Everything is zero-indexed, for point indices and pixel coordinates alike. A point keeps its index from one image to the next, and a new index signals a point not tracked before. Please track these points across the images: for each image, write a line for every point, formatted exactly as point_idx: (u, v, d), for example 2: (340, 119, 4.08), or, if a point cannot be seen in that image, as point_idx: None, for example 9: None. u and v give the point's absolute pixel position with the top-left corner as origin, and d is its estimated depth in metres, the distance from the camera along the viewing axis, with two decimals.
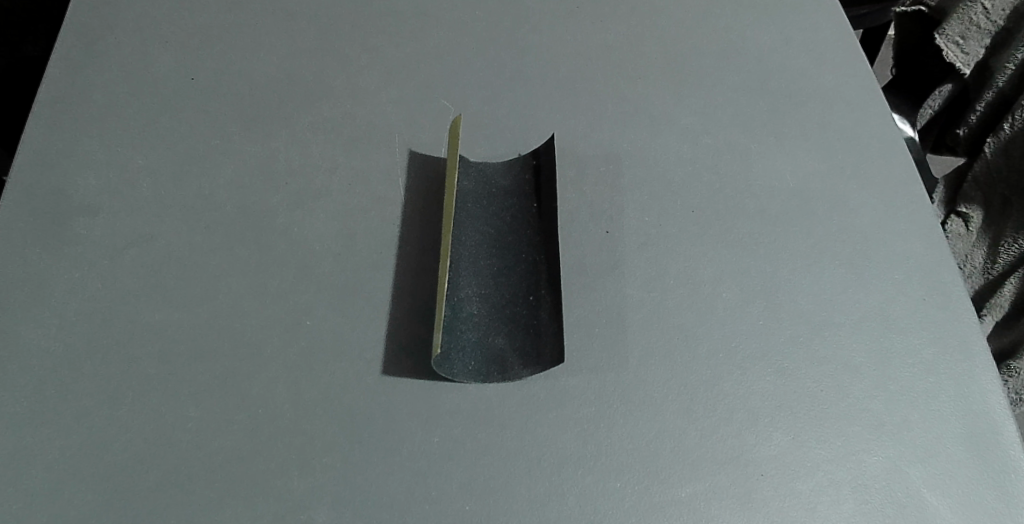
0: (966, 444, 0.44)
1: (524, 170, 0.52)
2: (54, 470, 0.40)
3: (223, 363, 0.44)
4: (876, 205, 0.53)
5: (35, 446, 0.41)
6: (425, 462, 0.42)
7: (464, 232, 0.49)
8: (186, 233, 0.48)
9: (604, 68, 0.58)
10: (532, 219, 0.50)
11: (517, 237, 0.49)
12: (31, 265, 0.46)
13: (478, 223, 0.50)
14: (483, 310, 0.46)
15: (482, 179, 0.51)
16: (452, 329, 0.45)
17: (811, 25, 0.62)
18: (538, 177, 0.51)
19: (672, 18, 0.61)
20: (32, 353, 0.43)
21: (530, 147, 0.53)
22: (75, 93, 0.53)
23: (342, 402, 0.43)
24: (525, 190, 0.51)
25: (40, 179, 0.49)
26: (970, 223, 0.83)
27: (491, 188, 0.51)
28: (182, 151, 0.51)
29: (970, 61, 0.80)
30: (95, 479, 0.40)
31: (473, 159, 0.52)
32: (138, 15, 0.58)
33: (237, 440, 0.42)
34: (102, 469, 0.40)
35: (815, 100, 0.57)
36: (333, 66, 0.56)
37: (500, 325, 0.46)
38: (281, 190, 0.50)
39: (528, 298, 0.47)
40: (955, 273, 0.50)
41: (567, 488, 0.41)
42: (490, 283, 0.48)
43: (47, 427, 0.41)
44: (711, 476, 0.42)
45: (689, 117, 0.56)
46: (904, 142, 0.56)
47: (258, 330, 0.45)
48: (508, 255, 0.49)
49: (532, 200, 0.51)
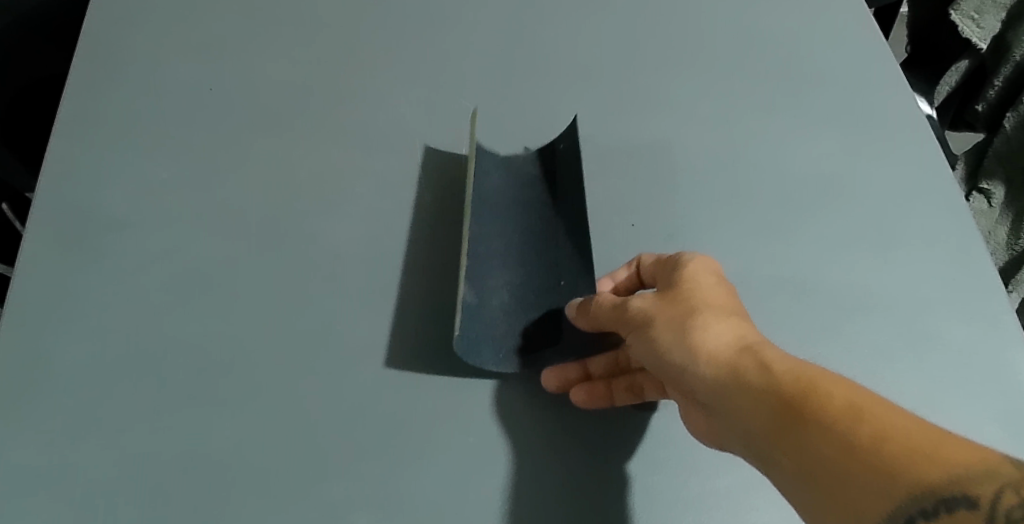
0: (1005, 423, 0.44)
1: (546, 159, 0.52)
2: (79, 480, 0.40)
3: (257, 369, 0.44)
4: (900, 186, 0.52)
5: (58, 458, 0.40)
6: (459, 461, 0.42)
7: (493, 219, 0.49)
8: (214, 243, 0.48)
9: (622, 58, 0.58)
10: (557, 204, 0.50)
11: (541, 224, 0.50)
12: (52, 274, 0.46)
13: (501, 209, 0.49)
14: (512, 297, 0.46)
15: (502, 168, 0.51)
16: (481, 319, 0.44)
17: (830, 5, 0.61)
18: (560, 162, 0.51)
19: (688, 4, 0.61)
20: (56, 363, 0.43)
21: (549, 135, 0.53)
22: (90, 106, 0.53)
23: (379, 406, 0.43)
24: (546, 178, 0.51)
25: (58, 191, 0.49)
26: (992, 200, 0.81)
27: (512, 179, 0.51)
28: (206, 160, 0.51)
29: (986, 36, 0.79)
30: (119, 487, 0.40)
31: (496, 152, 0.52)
32: (150, 24, 0.58)
33: (275, 447, 0.41)
34: (129, 477, 0.40)
35: (835, 82, 0.57)
36: (350, 67, 0.57)
37: (531, 313, 0.46)
38: (305, 196, 0.51)
39: (557, 283, 0.47)
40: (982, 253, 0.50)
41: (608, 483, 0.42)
42: (519, 270, 0.48)
43: (72, 439, 0.41)
44: (747, 467, 0.43)
45: (710, 105, 0.55)
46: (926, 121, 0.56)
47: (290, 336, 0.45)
48: (533, 242, 0.49)
49: (554, 187, 0.51)
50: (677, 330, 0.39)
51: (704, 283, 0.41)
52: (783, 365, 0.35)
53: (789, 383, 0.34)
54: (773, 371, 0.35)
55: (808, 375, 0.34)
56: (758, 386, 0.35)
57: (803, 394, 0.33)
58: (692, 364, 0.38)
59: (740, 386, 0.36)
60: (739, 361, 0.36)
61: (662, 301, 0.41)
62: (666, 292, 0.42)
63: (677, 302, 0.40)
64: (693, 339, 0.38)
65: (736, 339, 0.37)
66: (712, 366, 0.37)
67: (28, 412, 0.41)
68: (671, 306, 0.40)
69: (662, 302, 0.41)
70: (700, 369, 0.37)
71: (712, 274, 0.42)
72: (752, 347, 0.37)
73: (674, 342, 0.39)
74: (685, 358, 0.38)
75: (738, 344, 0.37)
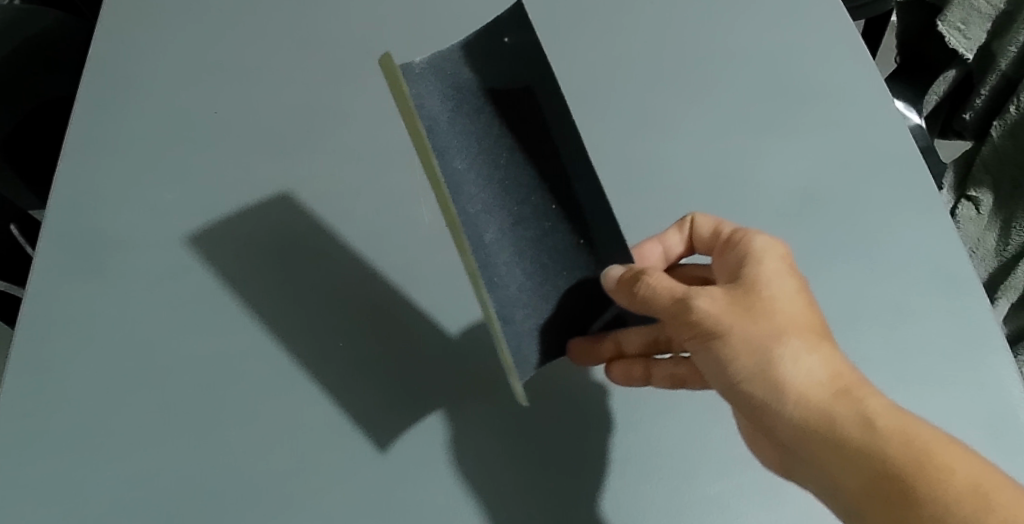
0: (988, 430, 0.46)
1: (510, 74, 0.44)
2: (112, 480, 0.46)
3: (281, 381, 0.49)
4: (880, 195, 0.55)
5: (94, 461, 0.47)
6: (447, 465, 0.47)
7: (477, 186, 0.43)
8: (237, 265, 0.53)
9: (614, 79, 0.62)
10: (550, 134, 0.44)
11: (506, 164, 0.45)
12: (77, 297, 0.52)
13: (463, 168, 0.42)
14: (529, 267, 0.44)
15: (442, 114, 0.42)
16: (515, 318, 0.43)
17: (812, 22, 0.64)
18: (527, 79, 0.44)
19: (676, 25, 0.64)
20: (84, 377, 0.49)
21: (502, 37, 0.43)
22: (103, 138, 0.58)
23: (390, 413, 0.48)
24: (522, 99, 0.44)
25: (78, 220, 0.55)
26: (980, 207, 0.83)
27: (481, 113, 0.44)
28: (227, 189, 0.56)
29: (973, 46, 0.80)
30: (146, 488, 0.46)
31: (452, 76, 0.43)
32: (158, 56, 0.63)
33: (297, 451, 0.47)
34: (154, 478, 0.46)
35: (815, 98, 0.60)
36: (351, 93, 0.61)
37: (558, 278, 0.45)
38: (324, 220, 0.55)
39: (577, 241, 0.45)
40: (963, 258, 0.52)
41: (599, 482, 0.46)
42: (530, 232, 0.45)
43: (106, 444, 0.47)
44: (737, 475, 0.46)
45: (698, 120, 0.59)
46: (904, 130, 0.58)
47: (310, 351, 0.50)
48: (506, 188, 0.44)
49: (537, 112, 0.44)
50: (762, 356, 0.40)
51: (779, 292, 0.42)
52: (883, 419, 0.37)
53: (886, 439, 0.37)
54: (868, 423, 0.37)
55: (905, 434, 0.37)
56: (847, 426, 0.37)
57: (903, 457, 0.36)
58: (780, 398, 0.39)
59: (831, 428, 0.38)
60: (834, 405, 0.38)
61: (743, 314, 0.41)
62: (740, 298, 0.42)
63: (762, 320, 0.41)
64: (783, 368, 0.39)
65: (830, 378, 0.39)
66: (804, 406, 0.38)
67: (65, 421, 0.48)
68: (756, 322, 0.40)
69: (744, 315, 0.41)
70: (790, 406, 0.39)
71: (783, 274, 0.43)
72: (835, 380, 0.39)
73: (759, 370, 0.40)
74: (770, 392, 0.39)
75: (831, 383, 0.39)
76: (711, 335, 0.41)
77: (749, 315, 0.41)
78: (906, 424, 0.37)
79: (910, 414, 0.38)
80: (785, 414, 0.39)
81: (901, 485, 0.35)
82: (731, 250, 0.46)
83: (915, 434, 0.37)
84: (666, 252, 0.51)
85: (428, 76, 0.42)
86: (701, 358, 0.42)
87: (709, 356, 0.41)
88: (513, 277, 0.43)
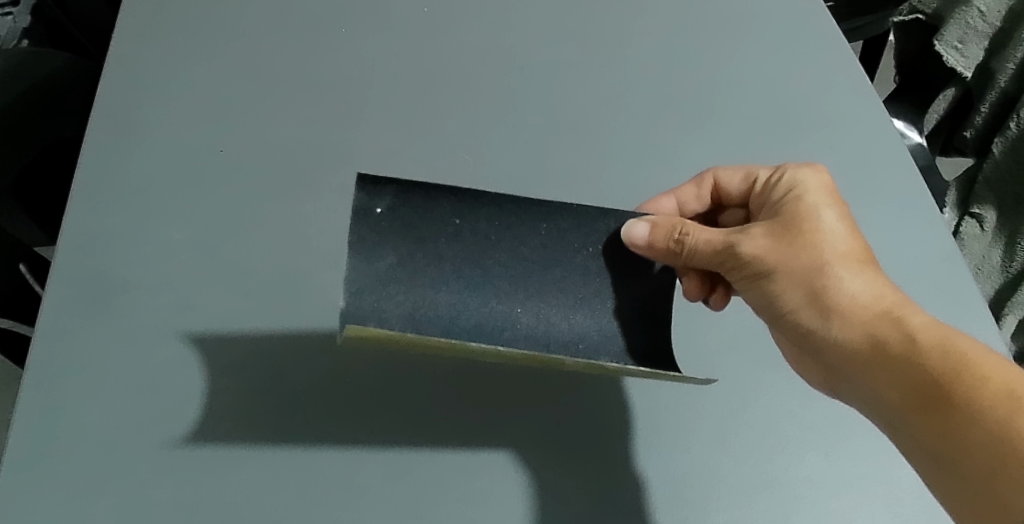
0: None
1: (410, 224, 0.45)
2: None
3: (291, 404, 0.49)
4: (864, 226, 0.59)
5: (93, 504, 0.45)
6: (468, 501, 0.46)
7: (490, 300, 0.46)
8: (245, 302, 0.53)
9: (615, 115, 0.65)
10: (481, 221, 0.46)
11: (481, 246, 0.46)
12: (77, 337, 0.50)
13: (452, 287, 0.45)
14: (571, 299, 0.47)
15: (396, 265, 0.44)
16: (603, 345, 0.45)
17: (790, 68, 0.69)
18: (422, 214, 0.45)
19: (670, 66, 0.69)
20: (85, 419, 0.47)
21: (373, 209, 0.44)
22: (110, 178, 0.58)
23: (407, 429, 0.49)
24: (435, 220, 0.45)
25: (82, 259, 0.54)
26: (985, 224, 0.83)
27: (431, 260, 0.45)
28: (235, 223, 0.57)
29: (972, 64, 0.80)
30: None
31: (382, 265, 0.44)
32: (164, 98, 0.63)
33: (304, 483, 0.46)
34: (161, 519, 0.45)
35: (802, 135, 0.65)
36: (359, 131, 0.62)
37: (601, 293, 0.48)
38: (334, 255, 0.56)
39: (584, 250, 0.47)
40: (941, 281, 0.57)
41: (608, 505, 0.47)
42: (551, 278, 0.47)
43: (106, 486, 0.45)
44: (750, 500, 0.48)
45: (697, 151, 0.63)
46: (876, 166, 0.63)
47: (317, 376, 0.50)
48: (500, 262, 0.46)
49: (453, 223, 0.45)
50: (811, 284, 0.45)
51: (825, 223, 0.47)
52: (921, 333, 0.42)
53: (924, 353, 0.41)
54: (908, 337, 0.42)
55: (943, 346, 0.41)
56: (891, 342, 0.42)
57: (940, 368, 0.40)
58: (826, 323, 0.44)
59: (876, 345, 0.43)
60: (876, 325, 0.43)
61: (787, 250, 0.46)
62: (784, 234, 0.47)
63: (806, 253, 0.46)
64: (831, 294, 0.45)
65: (873, 300, 0.44)
66: (850, 329, 0.44)
67: (62, 464, 0.46)
68: (801, 255, 0.46)
69: (788, 251, 0.46)
70: (837, 329, 0.44)
71: (827, 205, 0.48)
72: (880, 302, 0.44)
73: (812, 297, 0.45)
74: (818, 319, 0.45)
75: (874, 305, 0.44)
76: (763, 273, 0.46)
77: (793, 250, 0.46)
78: (946, 340, 0.41)
79: (951, 328, 0.43)
80: (832, 337, 0.44)
81: (936, 392, 0.40)
82: (769, 190, 0.51)
83: (953, 346, 0.41)
84: (680, 205, 0.55)
85: (377, 285, 0.44)
86: (756, 295, 0.48)
87: (763, 294, 0.47)
88: (573, 316, 0.47)
